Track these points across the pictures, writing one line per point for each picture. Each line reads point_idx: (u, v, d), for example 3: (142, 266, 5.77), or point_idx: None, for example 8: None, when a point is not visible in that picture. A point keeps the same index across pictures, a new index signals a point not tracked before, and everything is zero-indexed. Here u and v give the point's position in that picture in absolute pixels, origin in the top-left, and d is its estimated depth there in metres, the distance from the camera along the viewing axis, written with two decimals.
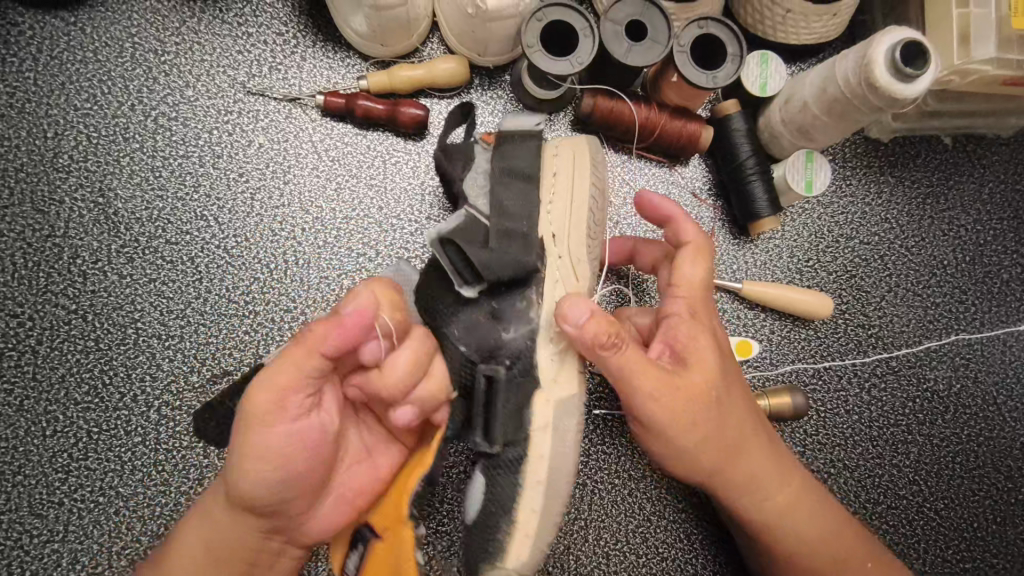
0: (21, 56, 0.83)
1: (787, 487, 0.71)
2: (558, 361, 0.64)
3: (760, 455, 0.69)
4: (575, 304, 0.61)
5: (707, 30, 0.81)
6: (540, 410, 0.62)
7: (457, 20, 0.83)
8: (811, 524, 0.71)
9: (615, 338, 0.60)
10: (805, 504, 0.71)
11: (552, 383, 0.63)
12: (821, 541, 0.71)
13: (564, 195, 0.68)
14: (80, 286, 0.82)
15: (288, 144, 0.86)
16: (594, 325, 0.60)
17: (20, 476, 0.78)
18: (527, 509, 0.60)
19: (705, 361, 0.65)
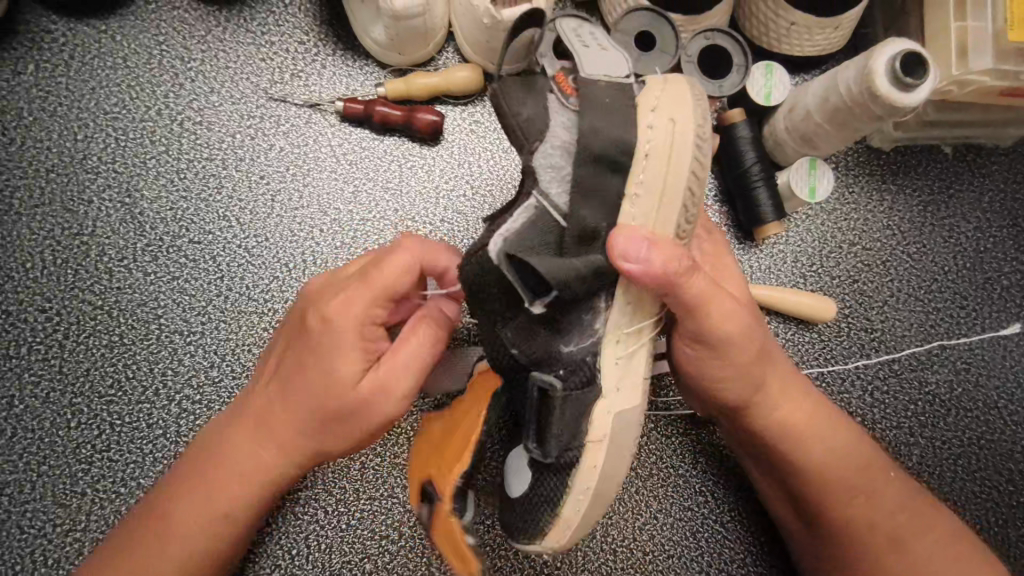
0: (53, 62, 0.87)
1: (810, 405, 0.76)
2: (621, 369, 0.65)
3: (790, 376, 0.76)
4: (632, 237, 0.59)
5: (715, 41, 0.85)
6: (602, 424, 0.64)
7: (472, 30, 0.86)
8: (836, 444, 0.75)
9: (681, 264, 0.60)
10: (825, 423, 0.76)
11: (615, 392, 0.64)
12: (846, 465, 0.75)
13: (664, 151, 0.60)
14: (106, 283, 0.84)
15: (308, 148, 0.89)
16: (659, 253, 0.59)
17: (46, 466, 0.80)
18: (572, 510, 0.63)
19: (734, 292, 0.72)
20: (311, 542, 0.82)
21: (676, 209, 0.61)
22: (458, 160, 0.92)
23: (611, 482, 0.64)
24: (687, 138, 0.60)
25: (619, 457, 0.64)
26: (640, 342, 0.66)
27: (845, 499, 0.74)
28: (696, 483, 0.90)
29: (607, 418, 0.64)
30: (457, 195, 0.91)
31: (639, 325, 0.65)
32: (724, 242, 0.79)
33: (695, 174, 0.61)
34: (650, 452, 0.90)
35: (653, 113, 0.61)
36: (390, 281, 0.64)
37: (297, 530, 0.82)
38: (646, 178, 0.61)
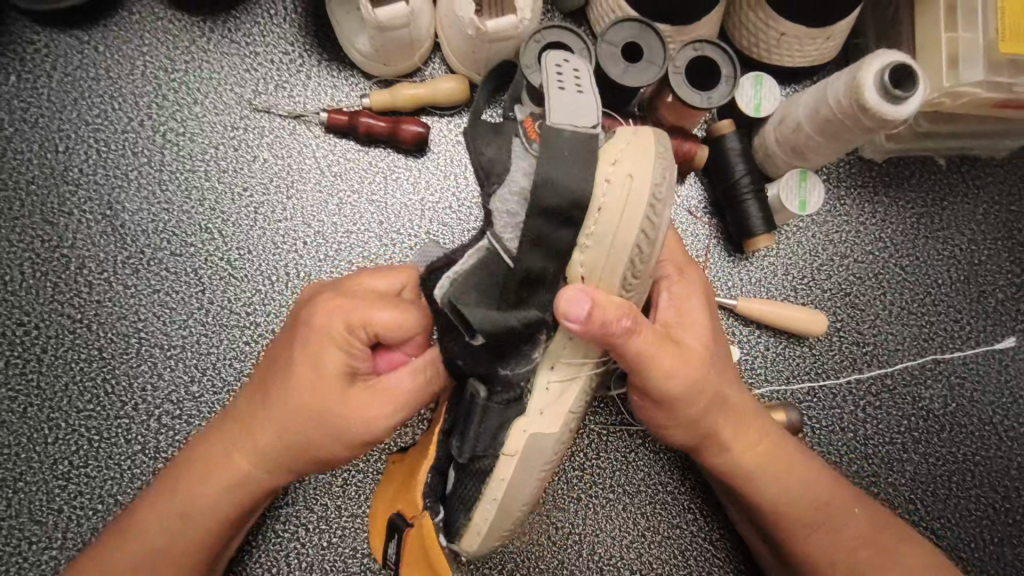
0: (36, 73, 0.86)
1: (767, 444, 0.74)
2: (551, 390, 0.65)
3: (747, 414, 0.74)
4: (576, 295, 0.58)
5: (703, 53, 0.83)
6: (517, 437, 0.64)
7: (457, 41, 0.84)
8: (796, 483, 0.74)
9: (623, 325, 0.59)
10: (785, 460, 0.74)
11: (537, 413, 0.64)
12: (805, 502, 0.74)
13: (617, 209, 0.59)
14: (86, 296, 0.83)
15: (292, 160, 0.89)
16: (601, 312, 0.58)
17: (22, 482, 0.79)
18: (481, 517, 0.65)
19: (697, 331, 0.69)
20: (292, 560, 0.81)
21: (623, 262, 0.60)
22: (443, 172, 0.91)
23: (521, 500, 0.65)
24: (642, 196, 0.58)
25: (528, 478, 0.65)
26: (578, 372, 0.66)
27: (802, 536, 0.75)
28: (684, 500, 0.88)
29: (523, 435, 0.64)
30: (442, 207, 0.90)
31: (577, 358, 0.65)
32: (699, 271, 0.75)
33: (645, 233, 0.59)
34: (638, 469, 0.88)
35: (612, 167, 0.59)
36: (369, 312, 0.64)
37: (277, 549, 0.81)
38: (597, 231, 0.60)
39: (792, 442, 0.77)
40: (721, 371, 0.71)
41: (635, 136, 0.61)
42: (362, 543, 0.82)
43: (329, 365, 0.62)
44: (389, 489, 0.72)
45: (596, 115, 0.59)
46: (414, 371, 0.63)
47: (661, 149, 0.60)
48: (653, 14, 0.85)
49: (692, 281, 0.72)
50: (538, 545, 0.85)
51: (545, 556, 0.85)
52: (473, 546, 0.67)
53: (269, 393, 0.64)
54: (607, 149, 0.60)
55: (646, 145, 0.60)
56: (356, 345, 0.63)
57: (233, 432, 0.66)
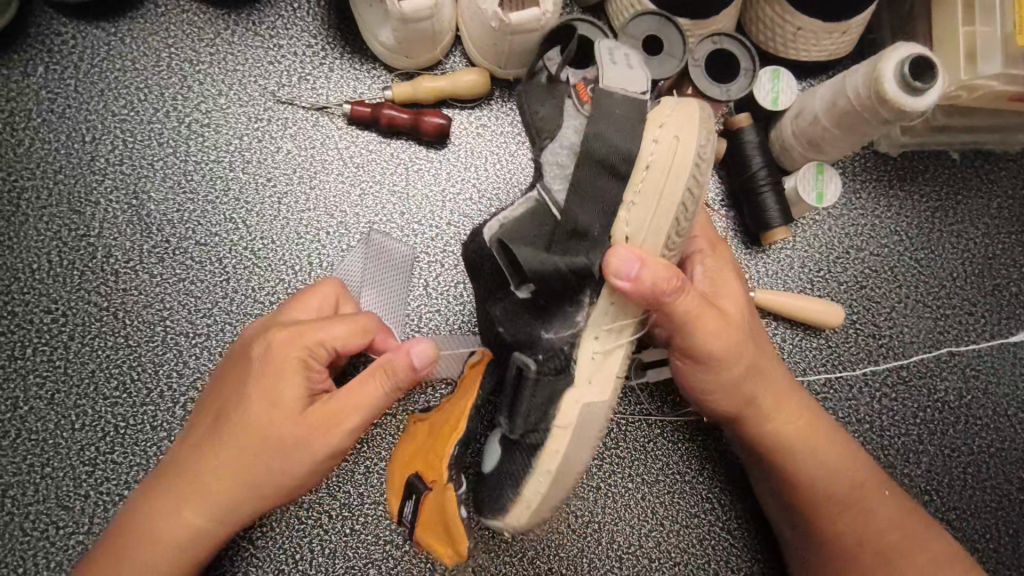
0: (63, 64, 0.87)
1: (806, 419, 0.77)
2: (599, 359, 0.66)
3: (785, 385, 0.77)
4: (625, 253, 0.61)
5: (721, 45, 0.85)
6: (568, 408, 0.64)
7: (480, 33, 0.86)
8: (829, 454, 0.77)
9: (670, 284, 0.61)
10: (821, 435, 0.78)
11: (587, 382, 0.65)
12: (836, 480, 0.77)
13: (663, 167, 0.62)
14: (112, 284, 0.84)
15: (315, 151, 0.90)
16: (651, 271, 0.60)
17: (50, 467, 0.80)
18: (532, 492, 0.63)
19: (734, 301, 0.72)
20: (315, 546, 0.82)
21: (667, 219, 0.62)
22: (464, 164, 0.92)
23: (575, 472, 0.64)
24: (687, 157, 0.61)
25: (582, 449, 0.64)
26: (618, 341, 0.66)
27: (831, 513, 0.76)
28: (702, 490, 0.89)
29: (575, 406, 0.64)
30: (463, 199, 0.91)
31: (619, 327, 0.66)
32: (725, 248, 0.78)
33: (692, 192, 0.62)
34: (657, 459, 0.88)
35: (660, 130, 0.63)
36: (322, 330, 0.66)
37: (301, 536, 0.82)
38: (644, 188, 0.62)
39: (824, 416, 0.80)
40: (757, 342, 0.74)
41: (679, 101, 0.64)
42: (385, 530, 0.83)
43: (285, 394, 0.64)
44: (407, 450, 0.72)
45: (646, 83, 0.64)
46: (378, 373, 0.64)
47: (705, 114, 0.63)
48: (673, 8, 0.86)
49: (723, 258, 0.75)
50: (558, 533, 0.86)
51: (566, 544, 0.86)
52: (520, 522, 0.65)
53: (227, 423, 0.66)
54: (653, 114, 0.64)
55: (690, 113, 0.63)
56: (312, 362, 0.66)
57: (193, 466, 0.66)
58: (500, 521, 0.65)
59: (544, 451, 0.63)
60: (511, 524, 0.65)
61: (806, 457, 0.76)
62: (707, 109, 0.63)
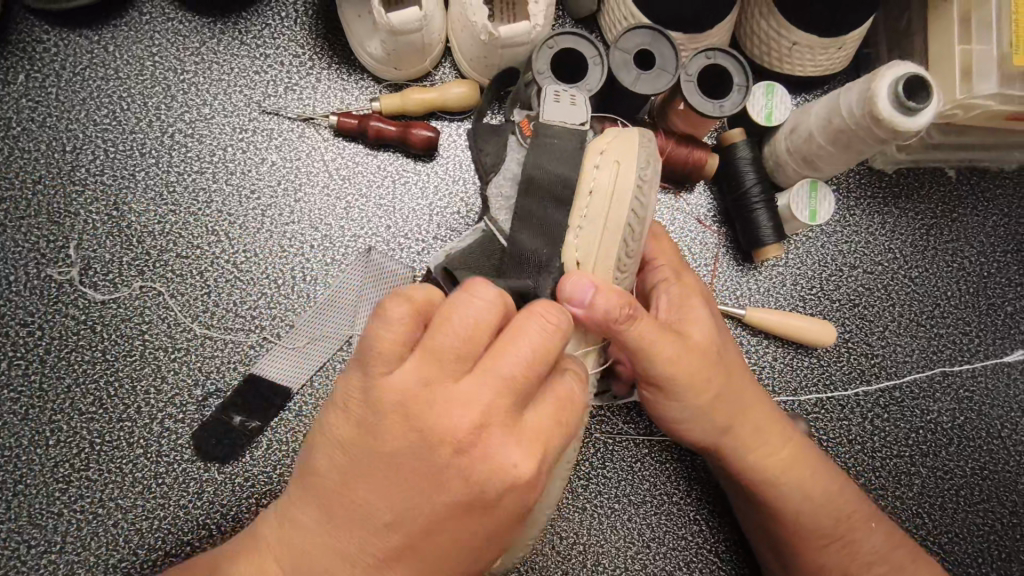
0: (44, 72, 0.85)
1: (789, 448, 0.75)
2: None
3: (762, 414, 0.74)
4: (579, 280, 0.62)
5: (715, 60, 0.82)
6: None
7: (470, 46, 0.84)
8: (812, 483, 0.75)
9: (624, 313, 0.61)
10: (807, 465, 0.75)
11: None
12: (823, 511, 0.75)
13: (606, 192, 0.67)
14: (90, 297, 0.83)
15: (300, 163, 0.88)
16: (603, 300, 0.61)
17: (23, 485, 0.78)
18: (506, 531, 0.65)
19: (704, 326, 0.70)
20: None
21: (616, 242, 0.66)
22: (452, 177, 0.90)
23: (545, 505, 0.68)
24: (628, 181, 0.66)
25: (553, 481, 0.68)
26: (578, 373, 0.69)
27: (816, 545, 0.75)
28: (690, 511, 0.87)
29: None
30: (451, 213, 0.89)
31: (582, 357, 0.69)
32: (690, 264, 0.77)
33: (636, 212, 0.66)
34: (645, 479, 0.87)
35: (601, 156, 0.68)
36: (510, 348, 0.52)
37: None
38: (589, 212, 0.67)
39: (810, 443, 0.78)
40: (729, 368, 0.72)
41: (617, 130, 0.69)
42: None
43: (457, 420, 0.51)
44: None
45: (585, 114, 0.67)
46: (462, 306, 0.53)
47: (646, 140, 0.68)
48: (665, 22, 0.85)
49: (688, 281, 0.73)
50: (543, 555, 0.84)
51: (550, 565, 0.84)
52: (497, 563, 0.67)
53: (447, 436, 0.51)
54: (590, 142, 0.69)
55: (630, 136, 0.67)
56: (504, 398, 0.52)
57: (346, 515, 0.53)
58: None
59: None
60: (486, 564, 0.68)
61: (789, 489, 0.74)
62: (646, 135, 0.68)
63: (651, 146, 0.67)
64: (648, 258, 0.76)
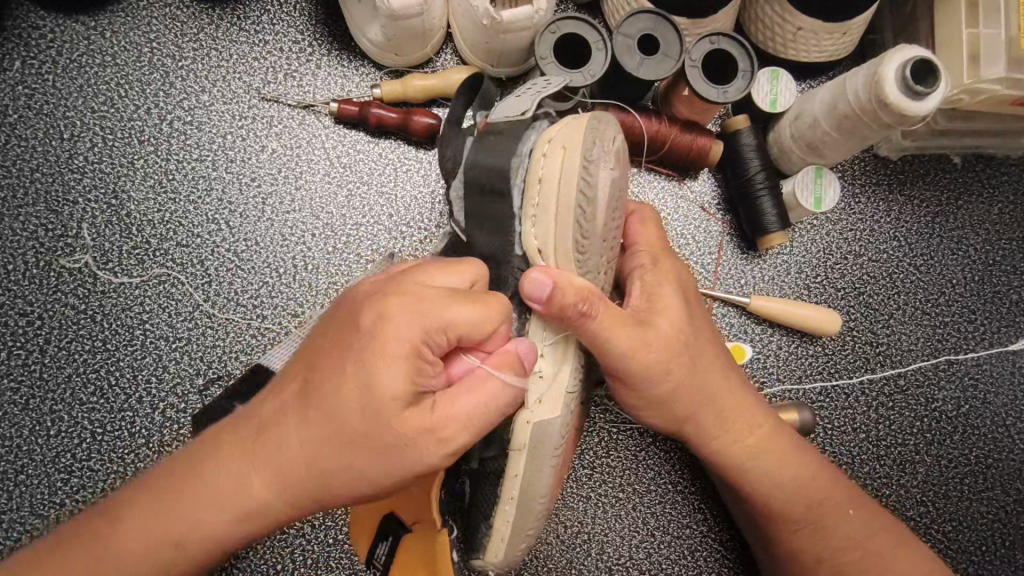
0: (40, 58, 0.84)
1: (761, 435, 0.74)
2: (549, 378, 0.66)
3: (734, 401, 0.72)
4: (537, 275, 0.60)
5: (719, 45, 0.81)
6: (521, 428, 0.65)
7: (471, 31, 0.83)
8: (787, 470, 0.74)
9: (586, 304, 0.59)
10: (779, 451, 0.74)
11: (536, 403, 0.65)
12: (797, 497, 0.74)
13: (554, 179, 0.64)
14: (90, 287, 0.82)
15: (301, 150, 0.87)
16: (563, 294, 0.59)
17: (23, 475, 0.78)
18: (502, 521, 0.67)
19: (672, 312, 0.67)
20: (298, 561, 0.79)
21: (569, 225, 0.64)
22: None
23: (537, 495, 0.65)
24: (574, 164, 0.63)
25: (541, 470, 0.65)
26: (566, 355, 0.66)
27: (790, 529, 0.75)
28: (694, 500, 0.87)
29: (527, 426, 0.65)
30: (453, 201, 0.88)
31: (559, 343, 0.66)
32: (670, 244, 0.74)
33: (584, 193, 0.63)
34: (649, 468, 0.87)
35: (550, 144, 0.66)
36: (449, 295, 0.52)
37: (283, 546, 0.79)
38: (541, 201, 0.65)
39: (786, 427, 0.76)
40: (700, 356, 0.69)
41: (568, 119, 0.67)
42: None
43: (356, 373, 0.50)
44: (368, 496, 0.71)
45: (529, 103, 0.68)
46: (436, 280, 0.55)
47: (598, 122, 0.65)
48: (669, 7, 0.84)
49: (665, 267, 0.71)
50: (548, 543, 0.84)
51: (554, 555, 0.84)
52: (499, 557, 0.68)
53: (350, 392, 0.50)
54: (542, 130, 0.68)
55: (576, 121, 0.65)
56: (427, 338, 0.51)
57: (234, 466, 0.52)
58: (483, 558, 0.69)
59: (506, 475, 0.66)
60: (492, 560, 0.68)
61: (756, 474, 0.73)
62: (596, 117, 0.65)
63: (598, 127, 0.64)
64: (630, 245, 0.73)
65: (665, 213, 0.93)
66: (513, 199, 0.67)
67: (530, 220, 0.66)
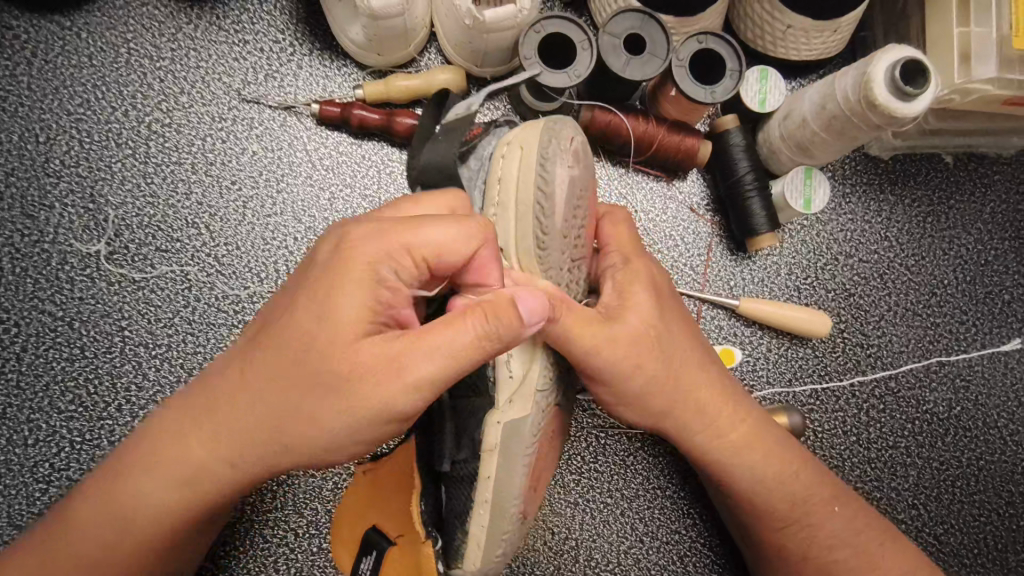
0: (14, 60, 0.83)
1: (743, 430, 0.72)
2: (517, 380, 0.64)
3: (713, 396, 0.71)
4: (495, 272, 0.58)
5: (707, 44, 0.80)
6: (490, 429, 0.63)
7: (455, 31, 0.82)
8: (768, 464, 0.72)
9: (548, 309, 0.60)
10: (761, 446, 0.72)
11: (505, 403, 0.64)
12: (781, 494, 0.73)
13: (512, 181, 0.65)
14: (68, 293, 0.81)
15: (282, 153, 0.86)
16: (526, 296, 0.58)
17: (1, 485, 0.77)
18: (477, 526, 0.64)
19: (642, 308, 0.66)
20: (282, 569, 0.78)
21: (529, 222, 0.64)
22: None
23: (511, 497, 0.63)
24: (530, 163, 0.64)
25: (514, 469, 0.63)
26: (535, 354, 0.64)
27: (775, 528, 0.74)
28: (683, 505, 0.86)
29: (497, 427, 0.63)
30: None
31: (526, 342, 0.64)
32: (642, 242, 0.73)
33: (542, 190, 0.63)
34: (637, 473, 0.86)
35: (509, 146, 0.67)
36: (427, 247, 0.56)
37: (266, 555, 0.78)
38: (500, 201, 0.66)
39: (770, 421, 0.75)
40: (673, 352, 0.68)
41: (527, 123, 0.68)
42: None
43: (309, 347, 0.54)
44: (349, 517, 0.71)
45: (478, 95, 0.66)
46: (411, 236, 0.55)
47: (554, 122, 0.66)
48: (656, 6, 0.82)
49: (635, 264, 0.69)
50: (535, 550, 0.83)
51: (542, 561, 0.83)
52: (477, 564, 0.65)
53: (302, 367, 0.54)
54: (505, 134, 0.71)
55: (533, 123, 0.67)
56: (397, 264, 0.56)
57: (208, 426, 0.57)
58: (460, 567, 0.66)
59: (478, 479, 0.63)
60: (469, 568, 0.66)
61: (737, 469, 0.72)
62: (554, 119, 0.66)
63: (554, 127, 0.65)
64: (602, 247, 0.72)
65: (653, 215, 0.92)
66: (475, 199, 0.69)
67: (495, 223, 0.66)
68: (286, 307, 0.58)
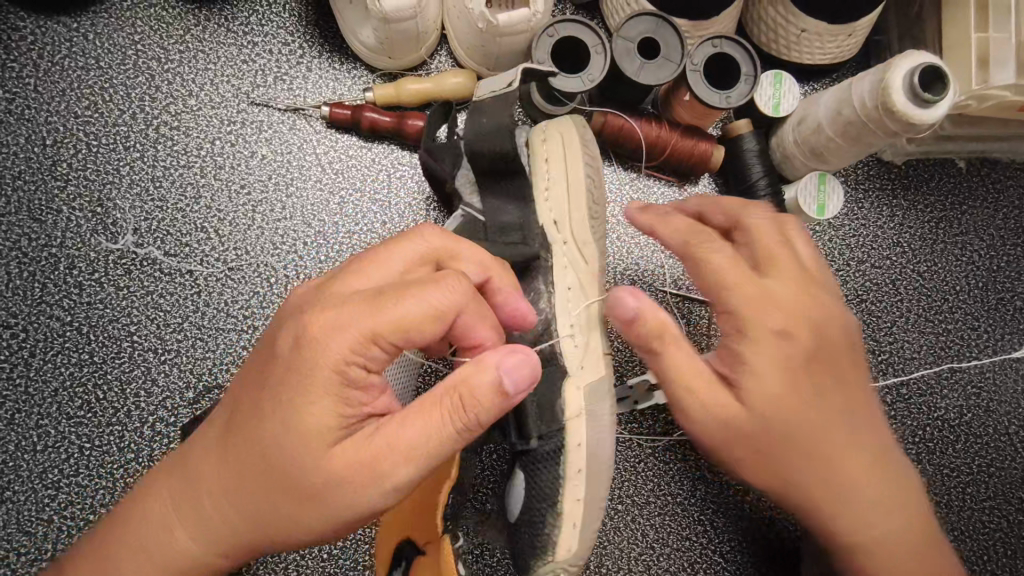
0: (21, 61, 0.82)
1: (882, 520, 0.60)
2: (582, 348, 0.70)
3: (852, 476, 0.59)
4: (625, 295, 0.59)
5: (722, 49, 0.79)
6: (571, 397, 0.67)
7: (467, 34, 0.81)
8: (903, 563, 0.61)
9: (660, 340, 0.59)
10: (897, 540, 0.61)
11: (579, 369, 0.69)
12: None
13: (560, 172, 0.73)
14: (76, 298, 0.80)
15: (292, 156, 0.85)
16: (641, 324, 0.59)
17: (9, 492, 0.76)
18: (572, 499, 0.66)
19: (768, 366, 0.57)
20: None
21: (582, 197, 0.72)
22: None
23: (602, 460, 0.67)
24: (575, 150, 0.73)
25: (600, 431, 0.67)
26: (595, 322, 0.71)
27: None
28: (694, 511, 0.86)
29: (578, 392, 0.67)
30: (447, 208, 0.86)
31: (588, 316, 0.71)
32: (803, 274, 0.60)
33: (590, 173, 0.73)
34: (649, 479, 0.85)
35: (545, 137, 0.75)
36: (397, 314, 0.51)
37: (277, 562, 0.78)
38: (549, 186, 0.74)
39: (918, 512, 0.62)
40: (807, 420, 0.57)
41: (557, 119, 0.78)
42: (364, 555, 0.79)
43: (282, 432, 0.51)
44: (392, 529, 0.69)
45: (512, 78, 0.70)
46: (381, 306, 0.51)
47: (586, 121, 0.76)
48: (670, 9, 0.81)
49: (770, 307, 0.57)
50: None
51: None
52: (572, 551, 0.66)
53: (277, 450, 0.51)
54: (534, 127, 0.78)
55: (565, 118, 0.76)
56: (370, 351, 0.51)
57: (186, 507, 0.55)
58: (551, 558, 0.66)
59: (568, 449, 0.66)
60: (563, 555, 0.66)
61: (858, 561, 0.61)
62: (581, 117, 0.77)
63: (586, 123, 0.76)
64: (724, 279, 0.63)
65: None
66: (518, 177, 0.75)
67: (542, 204, 0.73)
68: (252, 397, 0.53)
